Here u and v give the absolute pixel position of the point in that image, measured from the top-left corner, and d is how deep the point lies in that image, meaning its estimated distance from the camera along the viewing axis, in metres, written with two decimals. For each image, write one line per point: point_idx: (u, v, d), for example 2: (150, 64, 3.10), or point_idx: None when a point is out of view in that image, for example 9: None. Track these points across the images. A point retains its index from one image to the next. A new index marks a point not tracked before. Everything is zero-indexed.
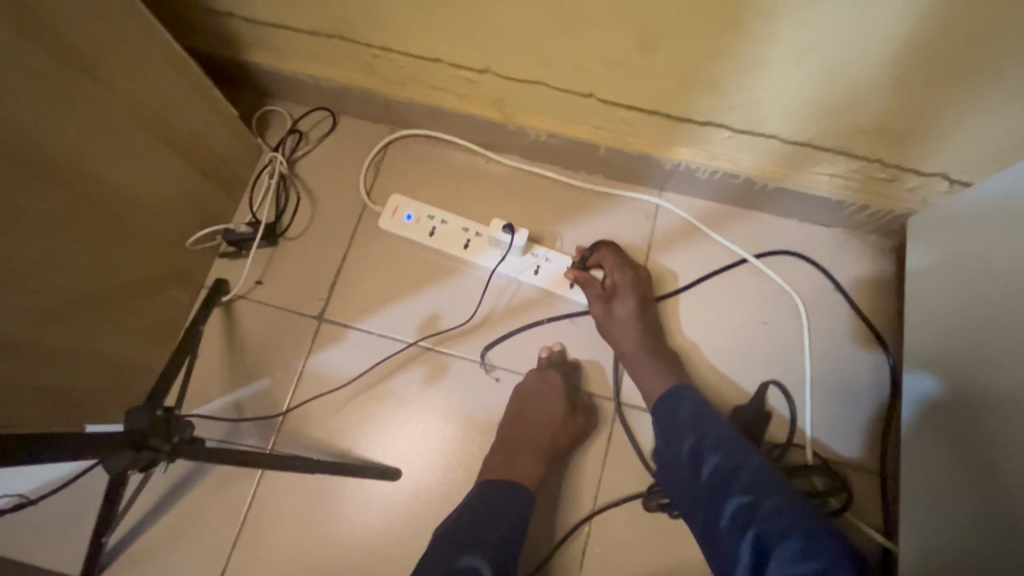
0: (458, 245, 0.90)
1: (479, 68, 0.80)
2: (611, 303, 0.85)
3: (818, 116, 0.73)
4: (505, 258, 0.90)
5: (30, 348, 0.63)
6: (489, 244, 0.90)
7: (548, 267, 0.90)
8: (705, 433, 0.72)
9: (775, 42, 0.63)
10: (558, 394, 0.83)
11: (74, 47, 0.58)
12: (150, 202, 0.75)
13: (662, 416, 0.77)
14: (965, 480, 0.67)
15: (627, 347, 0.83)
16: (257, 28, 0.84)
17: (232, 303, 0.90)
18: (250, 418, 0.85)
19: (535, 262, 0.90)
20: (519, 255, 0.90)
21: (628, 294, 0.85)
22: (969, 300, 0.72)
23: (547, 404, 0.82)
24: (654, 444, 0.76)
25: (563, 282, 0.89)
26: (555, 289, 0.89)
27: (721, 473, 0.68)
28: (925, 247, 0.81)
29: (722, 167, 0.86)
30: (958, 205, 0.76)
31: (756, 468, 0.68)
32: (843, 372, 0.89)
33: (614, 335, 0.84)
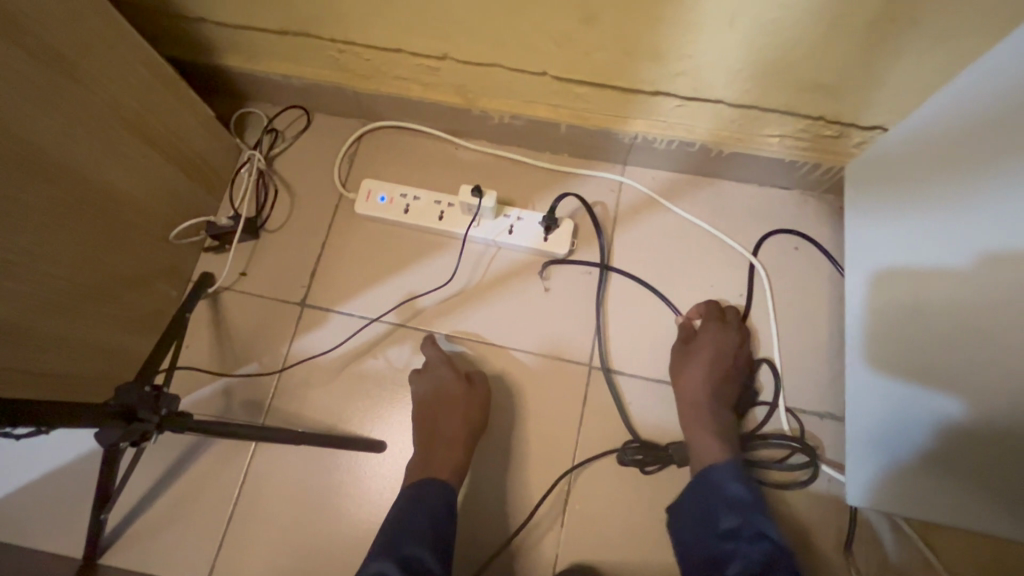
0: (434, 216, 0.94)
1: (438, 55, 0.84)
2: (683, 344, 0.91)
3: (757, 79, 0.77)
4: (479, 221, 0.93)
5: (27, 332, 0.67)
6: (462, 211, 0.93)
7: (522, 225, 0.94)
8: (746, 522, 0.70)
9: (705, 8, 0.67)
10: (453, 381, 0.85)
11: (57, 52, 0.63)
12: (136, 199, 0.80)
13: (703, 493, 0.75)
14: (913, 411, 0.70)
15: (691, 394, 0.83)
16: (228, 32, 0.89)
17: (218, 295, 0.94)
18: (240, 401, 0.89)
19: (508, 223, 0.93)
20: (493, 218, 0.93)
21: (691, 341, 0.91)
22: (898, 236, 0.76)
23: (447, 389, 0.84)
24: (687, 520, 0.75)
25: (539, 239, 0.93)
26: (529, 246, 0.93)
27: (749, 562, 0.65)
28: (856, 192, 0.85)
29: (677, 136, 0.90)
30: (884, 146, 0.80)
31: (790, 563, 0.64)
32: (809, 327, 0.92)
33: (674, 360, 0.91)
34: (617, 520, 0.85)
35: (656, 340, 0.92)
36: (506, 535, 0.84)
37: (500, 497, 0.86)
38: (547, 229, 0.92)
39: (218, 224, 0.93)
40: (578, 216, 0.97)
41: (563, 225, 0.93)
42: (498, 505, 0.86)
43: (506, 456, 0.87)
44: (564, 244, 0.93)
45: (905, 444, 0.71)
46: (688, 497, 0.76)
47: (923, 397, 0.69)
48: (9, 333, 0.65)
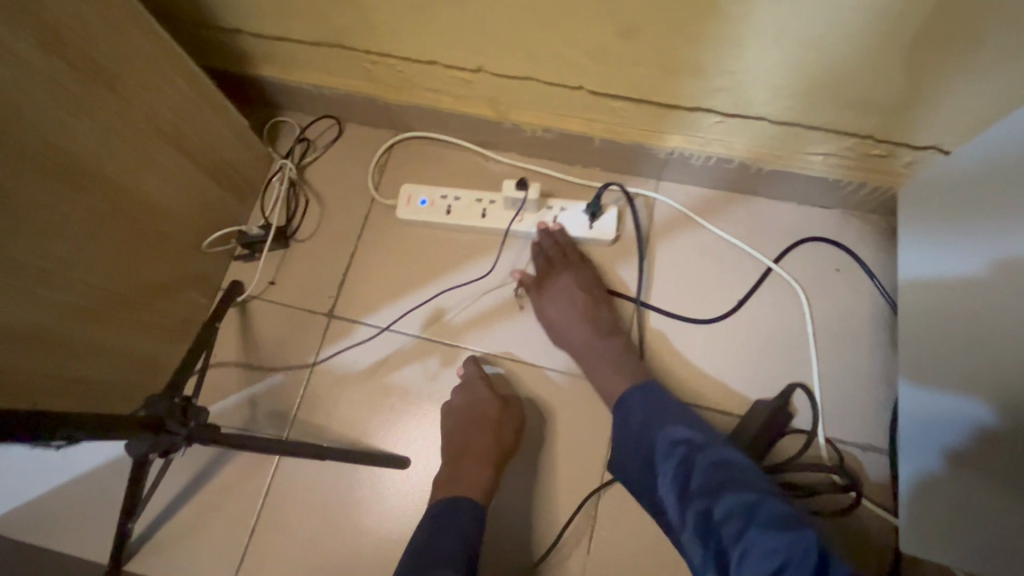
0: (477, 215, 0.94)
1: (472, 68, 0.83)
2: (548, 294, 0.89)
3: (802, 95, 0.74)
4: (522, 215, 0.93)
5: (58, 340, 0.68)
6: (506, 207, 0.94)
7: (566, 216, 0.93)
8: (681, 450, 0.69)
9: (752, 23, 0.64)
10: (487, 400, 0.84)
11: (98, 63, 0.63)
12: (169, 207, 0.80)
13: (623, 423, 0.77)
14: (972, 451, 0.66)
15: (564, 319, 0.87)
16: (264, 43, 0.89)
17: (247, 304, 0.94)
18: (265, 412, 0.89)
19: (552, 215, 0.93)
20: (536, 211, 0.93)
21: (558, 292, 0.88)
22: (966, 261, 0.72)
23: (480, 407, 0.83)
24: (635, 464, 0.74)
25: (584, 226, 0.93)
26: (575, 234, 0.93)
27: (700, 493, 0.64)
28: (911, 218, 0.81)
29: (715, 152, 0.87)
30: (940, 170, 0.77)
31: (744, 480, 0.64)
32: (852, 354, 0.88)
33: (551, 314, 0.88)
34: (645, 548, 0.82)
35: (688, 362, 0.90)
36: (529, 560, 0.82)
37: (524, 520, 0.84)
38: (592, 216, 0.92)
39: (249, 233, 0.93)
40: (609, 232, 0.95)
41: (609, 213, 0.93)
42: (522, 528, 0.83)
43: (531, 477, 0.85)
44: (609, 228, 0.93)
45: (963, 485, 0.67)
46: (623, 437, 0.76)
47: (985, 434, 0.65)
48: (41, 341, 0.65)
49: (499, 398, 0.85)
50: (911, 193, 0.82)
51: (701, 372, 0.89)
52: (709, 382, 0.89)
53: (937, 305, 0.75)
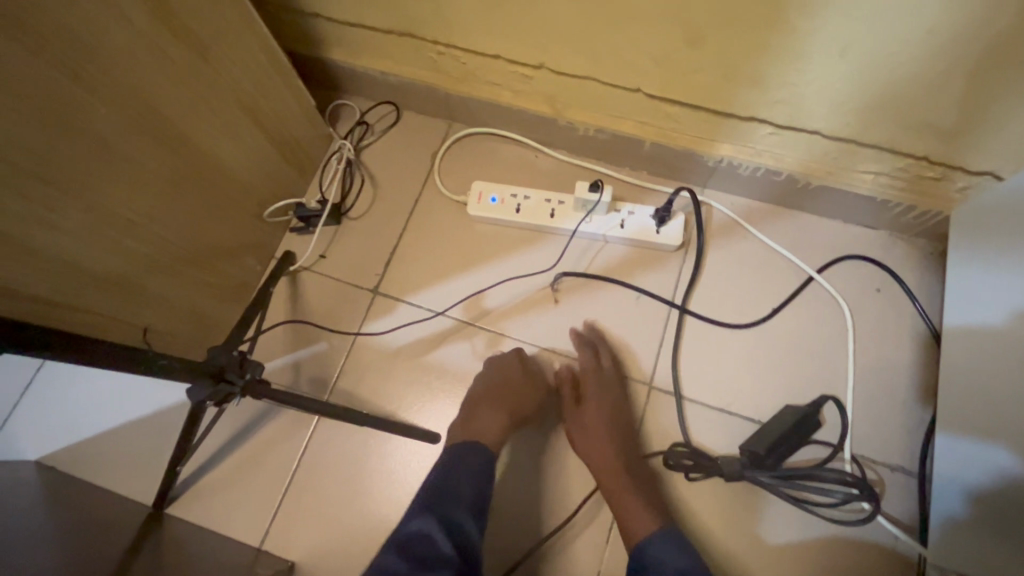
0: (546, 214, 0.96)
1: (534, 64, 0.86)
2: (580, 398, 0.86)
3: (860, 113, 0.75)
4: (590, 217, 0.94)
5: (137, 287, 0.72)
6: (575, 208, 0.95)
7: (632, 221, 0.94)
8: None
9: (818, 36, 0.66)
10: (514, 364, 0.88)
11: (198, 35, 0.68)
12: (240, 176, 0.85)
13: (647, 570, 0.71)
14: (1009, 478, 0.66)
15: (594, 440, 0.82)
16: (338, 28, 0.94)
17: (297, 274, 0.99)
18: (307, 378, 0.93)
19: (620, 217, 0.94)
20: (604, 214, 0.94)
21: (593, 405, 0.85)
22: (1006, 289, 0.72)
23: (506, 368, 0.87)
24: None
25: (649, 232, 0.94)
26: (645, 239, 0.94)
27: None
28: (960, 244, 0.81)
29: (764, 163, 0.88)
30: (995, 197, 0.76)
31: None
32: (887, 376, 0.88)
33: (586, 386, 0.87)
34: None
35: (721, 368, 0.91)
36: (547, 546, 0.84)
37: (546, 506, 0.86)
38: (661, 221, 0.92)
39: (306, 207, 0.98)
40: (649, 247, 0.96)
41: (676, 219, 0.93)
42: (542, 513, 0.85)
43: (556, 465, 0.88)
44: (675, 236, 0.93)
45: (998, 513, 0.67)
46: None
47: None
48: (123, 286, 0.70)
49: (528, 372, 0.88)
50: (963, 217, 0.82)
51: (733, 379, 0.90)
52: (740, 390, 0.89)
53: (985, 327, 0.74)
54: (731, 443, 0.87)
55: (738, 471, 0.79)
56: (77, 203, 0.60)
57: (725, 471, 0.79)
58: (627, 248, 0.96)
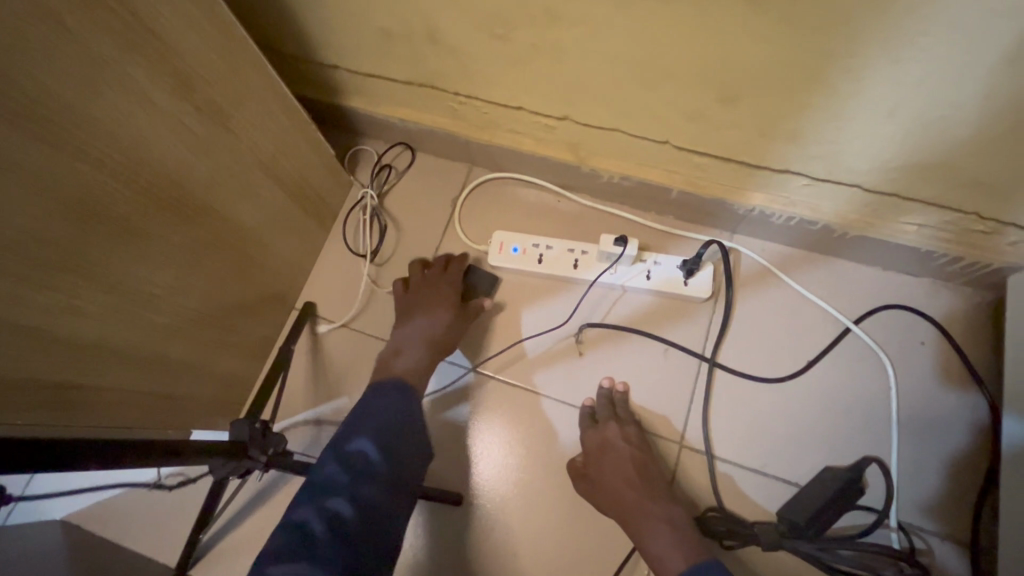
0: (569, 265, 0.94)
1: (558, 115, 0.84)
2: (605, 436, 0.84)
3: (905, 169, 0.72)
4: (616, 268, 0.92)
5: (155, 361, 0.72)
6: (598, 259, 0.93)
7: (657, 271, 0.92)
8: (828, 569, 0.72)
9: (861, 96, 0.63)
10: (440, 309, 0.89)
11: (216, 105, 0.68)
12: (259, 234, 0.84)
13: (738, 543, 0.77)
14: None
15: (618, 477, 0.79)
16: (359, 79, 0.93)
17: (318, 325, 0.98)
18: (328, 434, 0.92)
19: (645, 268, 0.92)
20: (630, 264, 0.92)
21: (619, 445, 0.82)
22: None
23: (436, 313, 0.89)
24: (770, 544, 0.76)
25: (676, 283, 0.91)
26: (670, 290, 0.92)
27: None
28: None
29: (799, 213, 0.84)
30: None
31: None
32: (932, 435, 0.84)
33: (605, 433, 0.84)
34: None
35: (755, 425, 0.87)
36: None
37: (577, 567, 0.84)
38: (688, 273, 0.90)
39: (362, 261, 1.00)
40: (676, 299, 0.93)
41: (705, 268, 0.91)
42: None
43: (585, 527, 0.85)
44: (704, 287, 0.91)
45: None
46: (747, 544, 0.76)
47: None
48: (144, 362, 0.70)
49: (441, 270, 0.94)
50: None
51: (766, 437, 0.87)
52: (773, 449, 0.86)
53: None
54: (766, 507, 0.84)
55: (776, 540, 0.73)
56: (96, 284, 0.60)
57: (764, 540, 0.74)
58: (653, 298, 0.93)
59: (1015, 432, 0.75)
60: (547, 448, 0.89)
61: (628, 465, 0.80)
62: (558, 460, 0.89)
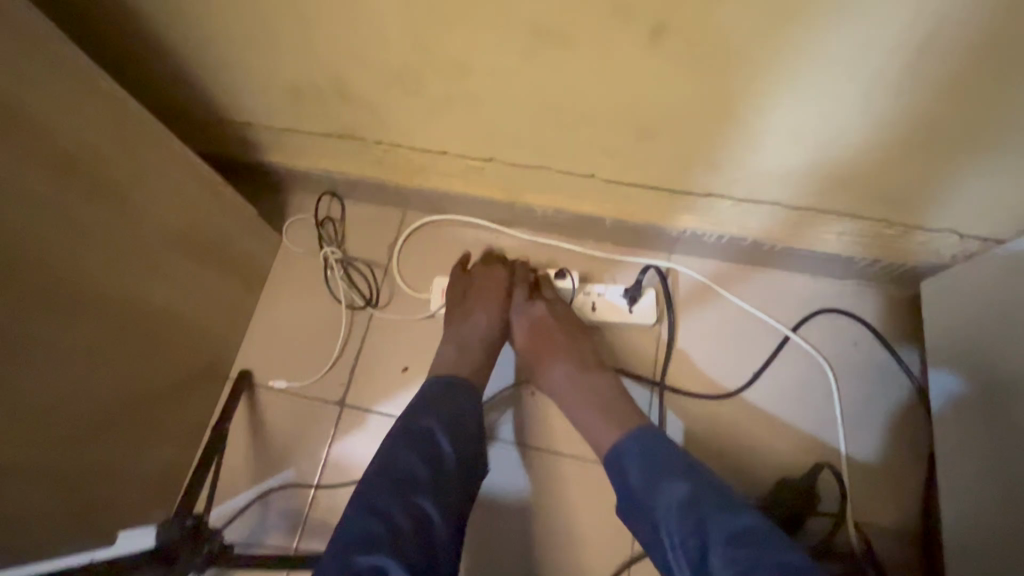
0: None
1: (483, 158, 0.83)
2: (539, 360, 0.84)
3: (817, 186, 0.74)
4: None
5: (63, 469, 0.65)
6: None
7: (602, 302, 0.93)
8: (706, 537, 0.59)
9: (766, 126, 0.66)
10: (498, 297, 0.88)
11: (111, 186, 0.63)
12: (179, 310, 0.79)
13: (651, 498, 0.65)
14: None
15: (560, 385, 0.81)
16: (275, 134, 0.89)
17: (256, 394, 0.93)
18: (277, 512, 0.86)
19: (590, 301, 0.93)
20: (574, 300, 0.92)
21: (549, 335, 0.85)
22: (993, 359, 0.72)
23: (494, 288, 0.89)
24: None
25: (622, 311, 0.92)
26: (616, 318, 0.92)
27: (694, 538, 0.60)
28: (943, 309, 0.81)
29: (728, 232, 0.87)
30: (989, 260, 0.75)
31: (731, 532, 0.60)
32: (876, 432, 0.87)
33: (535, 349, 0.85)
34: None
35: (711, 444, 0.88)
36: None
37: None
38: (632, 300, 0.92)
39: (352, 304, 0.97)
40: (624, 331, 0.94)
41: (647, 295, 0.93)
42: None
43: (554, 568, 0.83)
44: (650, 314, 0.92)
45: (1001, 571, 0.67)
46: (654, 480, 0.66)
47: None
48: (41, 474, 0.62)
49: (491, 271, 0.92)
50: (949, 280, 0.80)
51: (722, 454, 0.87)
52: (730, 464, 0.87)
53: (971, 381, 0.75)
54: None
55: None
56: None
57: None
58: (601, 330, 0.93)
59: (953, 421, 0.78)
60: (509, 495, 0.87)
61: (567, 369, 0.82)
62: (521, 506, 0.86)
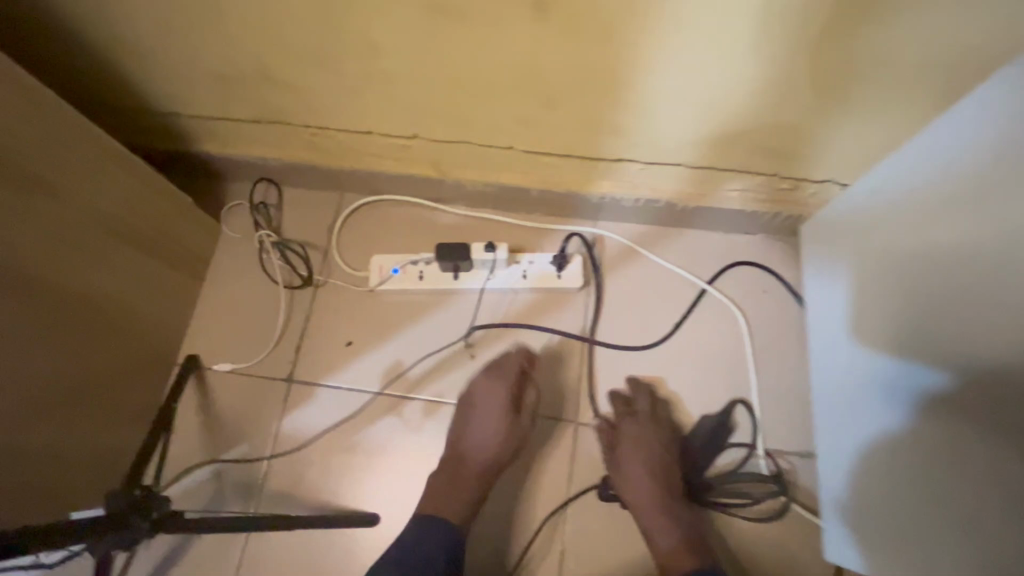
0: (449, 277, 0.98)
1: (408, 135, 0.88)
2: (618, 458, 0.87)
3: (712, 144, 0.82)
4: (493, 274, 0.98)
5: (6, 450, 0.67)
6: (475, 268, 0.98)
7: (533, 269, 0.99)
8: None
9: (655, 89, 0.72)
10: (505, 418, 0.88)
11: (36, 173, 0.65)
12: (120, 296, 0.81)
13: None
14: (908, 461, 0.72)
15: (640, 486, 0.83)
16: (204, 123, 0.91)
17: (204, 376, 0.95)
18: (232, 485, 0.90)
19: (521, 269, 0.98)
20: (506, 268, 0.98)
21: (638, 454, 0.85)
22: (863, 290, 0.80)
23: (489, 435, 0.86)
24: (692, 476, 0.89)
25: (551, 277, 0.99)
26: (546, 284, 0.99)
27: None
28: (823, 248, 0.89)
29: (643, 195, 0.94)
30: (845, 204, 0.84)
31: None
32: (786, 369, 0.96)
33: (623, 450, 0.87)
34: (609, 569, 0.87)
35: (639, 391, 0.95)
36: None
37: (501, 560, 0.87)
38: (559, 266, 0.98)
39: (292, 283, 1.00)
40: (555, 295, 1.00)
41: (574, 261, 0.99)
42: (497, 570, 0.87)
43: (499, 516, 0.89)
44: (577, 279, 0.99)
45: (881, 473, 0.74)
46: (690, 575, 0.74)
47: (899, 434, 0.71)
48: None
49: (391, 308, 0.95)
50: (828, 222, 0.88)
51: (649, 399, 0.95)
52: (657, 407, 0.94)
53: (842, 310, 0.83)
54: None
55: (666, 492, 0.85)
56: None
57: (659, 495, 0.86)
58: (534, 295, 1.00)
59: None
60: None
61: (648, 479, 0.83)
62: None
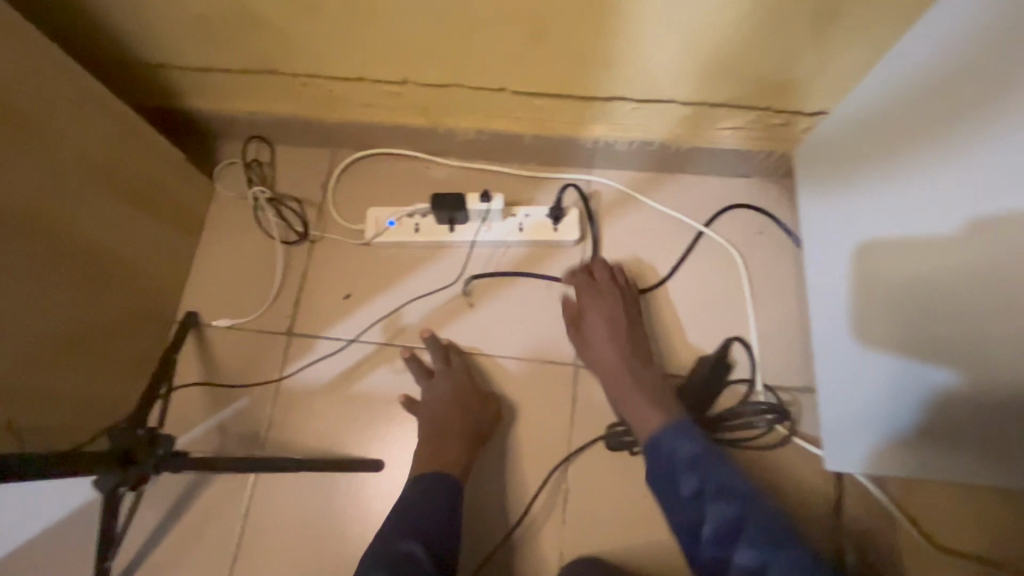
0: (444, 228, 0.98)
1: (399, 80, 0.87)
2: (581, 322, 0.91)
3: (704, 77, 0.82)
4: (490, 225, 0.98)
5: (13, 389, 0.68)
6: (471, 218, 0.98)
7: (529, 222, 0.98)
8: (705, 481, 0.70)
9: (643, 17, 0.72)
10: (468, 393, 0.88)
11: (24, 111, 0.64)
12: (114, 246, 0.81)
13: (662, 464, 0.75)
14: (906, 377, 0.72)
15: (606, 363, 0.87)
16: (193, 76, 0.91)
17: (204, 332, 0.96)
18: (236, 436, 0.90)
19: (517, 221, 0.98)
20: (501, 219, 0.98)
21: (598, 307, 0.90)
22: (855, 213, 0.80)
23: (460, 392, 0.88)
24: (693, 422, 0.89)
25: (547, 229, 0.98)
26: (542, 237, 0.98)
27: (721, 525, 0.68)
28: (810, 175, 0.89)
29: (637, 137, 0.94)
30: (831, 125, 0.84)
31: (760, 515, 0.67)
32: (784, 308, 0.96)
33: (587, 338, 0.90)
34: (612, 505, 0.88)
35: None
36: (495, 540, 0.87)
37: (507, 502, 0.88)
38: (557, 219, 0.97)
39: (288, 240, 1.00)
40: (551, 247, 1.00)
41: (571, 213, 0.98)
42: (502, 510, 0.88)
43: (501, 458, 0.90)
44: (573, 230, 0.98)
45: (885, 397, 0.75)
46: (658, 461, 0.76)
47: (917, 366, 0.70)
48: None
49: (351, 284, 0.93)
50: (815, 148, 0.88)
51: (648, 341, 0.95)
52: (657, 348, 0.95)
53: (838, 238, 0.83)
54: None
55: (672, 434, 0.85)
56: None
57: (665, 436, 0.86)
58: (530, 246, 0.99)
59: None
60: None
61: (611, 340, 0.88)
62: None
